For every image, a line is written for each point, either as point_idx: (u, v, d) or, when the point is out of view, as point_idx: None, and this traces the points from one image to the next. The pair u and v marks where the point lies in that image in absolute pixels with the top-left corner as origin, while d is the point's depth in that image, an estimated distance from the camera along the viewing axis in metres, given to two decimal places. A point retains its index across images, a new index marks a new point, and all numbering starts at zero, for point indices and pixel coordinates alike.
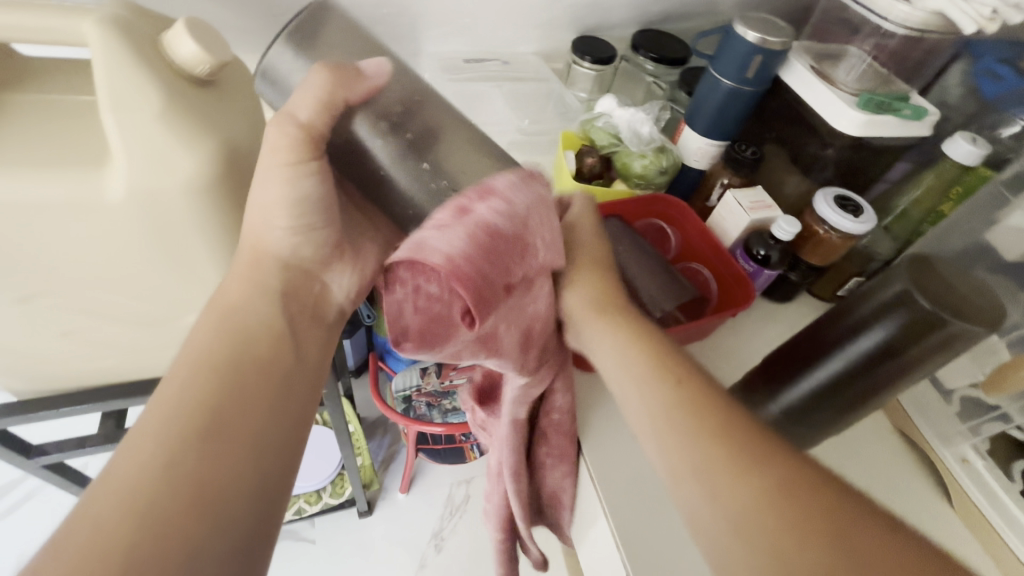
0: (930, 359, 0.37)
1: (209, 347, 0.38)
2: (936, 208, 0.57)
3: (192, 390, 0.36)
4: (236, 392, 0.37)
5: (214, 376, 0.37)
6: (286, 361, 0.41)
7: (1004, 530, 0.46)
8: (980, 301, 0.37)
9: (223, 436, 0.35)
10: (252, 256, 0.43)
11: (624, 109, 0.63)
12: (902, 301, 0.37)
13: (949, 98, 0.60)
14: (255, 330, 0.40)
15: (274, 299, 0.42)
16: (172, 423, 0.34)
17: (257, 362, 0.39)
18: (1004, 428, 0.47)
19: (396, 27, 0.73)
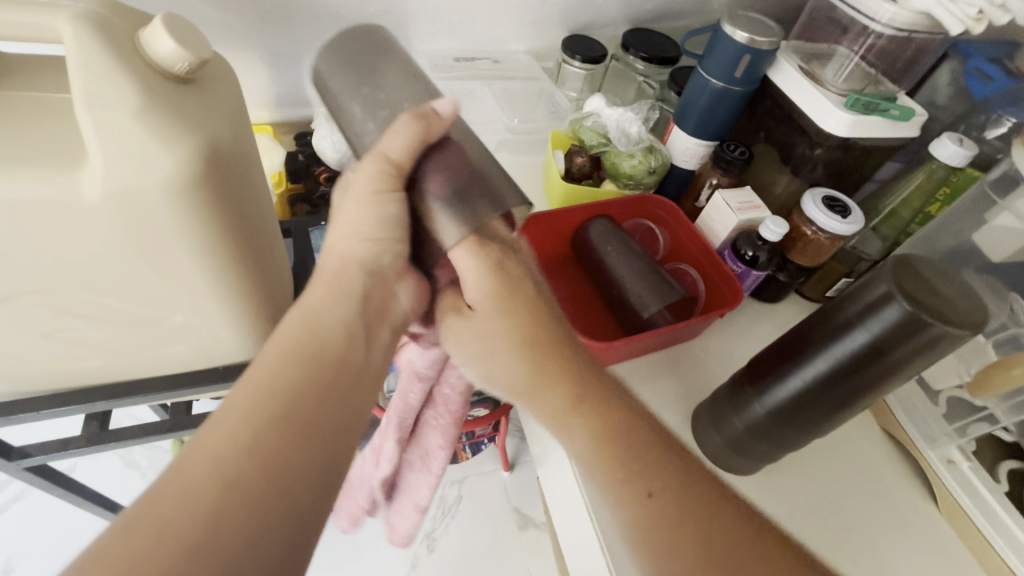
0: (914, 360, 0.37)
1: (294, 337, 0.34)
2: (924, 208, 0.57)
3: (271, 384, 0.32)
4: (315, 390, 0.33)
5: (299, 368, 0.33)
6: (359, 354, 0.36)
7: (989, 530, 0.46)
8: (963, 303, 0.37)
9: (304, 434, 0.31)
10: (338, 265, 0.38)
11: (613, 109, 0.62)
12: (886, 302, 0.37)
13: (939, 97, 0.60)
14: (339, 327, 0.35)
15: (353, 305, 0.37)
16: (256, 412, 0.30)
17: (336, 360, 0.34)
18: (990, 429, 0.48)
19: (385, 25, 0.72)
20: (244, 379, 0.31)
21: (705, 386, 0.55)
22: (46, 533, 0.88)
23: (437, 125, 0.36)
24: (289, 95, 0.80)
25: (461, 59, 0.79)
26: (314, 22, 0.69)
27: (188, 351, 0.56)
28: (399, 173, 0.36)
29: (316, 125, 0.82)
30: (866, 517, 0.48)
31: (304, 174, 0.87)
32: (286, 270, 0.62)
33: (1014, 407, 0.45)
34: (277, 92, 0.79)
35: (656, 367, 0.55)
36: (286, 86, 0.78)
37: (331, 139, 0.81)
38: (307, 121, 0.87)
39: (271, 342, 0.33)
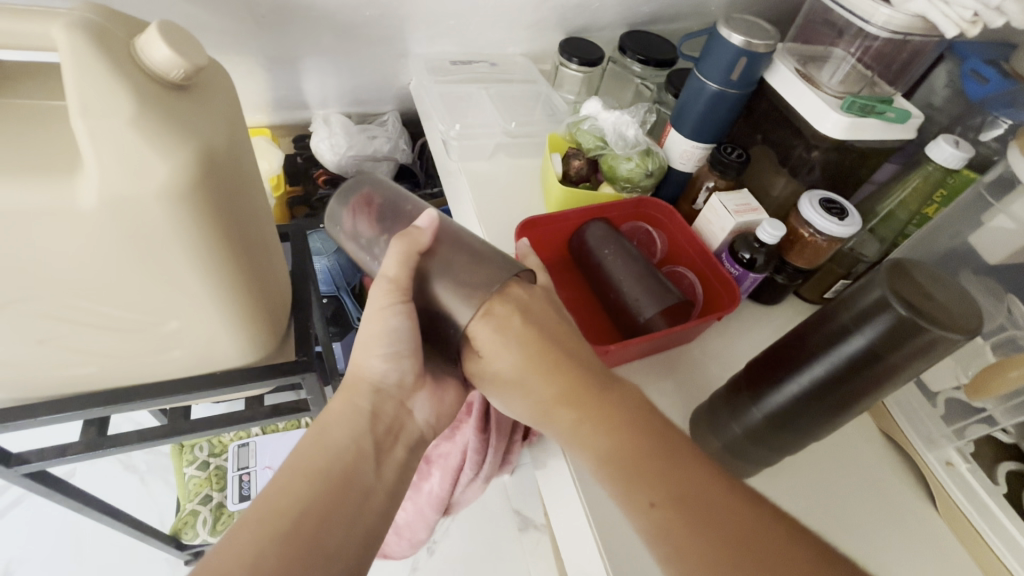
0: (911, 365, 0.37)
1: (308, 457, 0.38)
2: (920, 210, 0.57)
3: (290, 499, 0.35)
4: (327, 501, 0.36)
5: (313, 485, 0.37)
6: (367, 474, 0.40)
7: (988, 532, 0.46)
8: (958, 307, 0.37)
9: (308, 540, 0.34)
10: (351, 383, 0.43)
11: (609, 113, 0.63)
12: (881, 307, 0.37)
13: (936, 99, 0.60)
14: (349, 445, 0.40)
15: (366, 425, 0.42)
16: (272, 520, 0.34)
17: (347, 476, 0.38)
18: (989, 430, 0.48)
19: (381, 29, 0.72)
20: (270, 496, 0.36)
21: (703, 388, 0.55)
22: (46, 537, 0.88)
23: (422, 240, 0.41)
24: (287, 99, 0.81)
25: (458, 63, 0.79)
26: (311, 26, 0.69)
27: (186, 356, 0.56)
28: (403, 286, 0.40)
29: (314, 128, 0.84)
30: (865, 520, 0.48)
31: (303, 177, 0.89)
32: (284, 275, 0.62)
33: (1014, 409, 0.45)
34: (275, 96, 0.79)
35: (654, 370, 0.55)
36: (284, 90, 0.79)
37: (330, 141, 0.82)
38: (305, 125, 0.87)
39: (290, 464, 0.38)
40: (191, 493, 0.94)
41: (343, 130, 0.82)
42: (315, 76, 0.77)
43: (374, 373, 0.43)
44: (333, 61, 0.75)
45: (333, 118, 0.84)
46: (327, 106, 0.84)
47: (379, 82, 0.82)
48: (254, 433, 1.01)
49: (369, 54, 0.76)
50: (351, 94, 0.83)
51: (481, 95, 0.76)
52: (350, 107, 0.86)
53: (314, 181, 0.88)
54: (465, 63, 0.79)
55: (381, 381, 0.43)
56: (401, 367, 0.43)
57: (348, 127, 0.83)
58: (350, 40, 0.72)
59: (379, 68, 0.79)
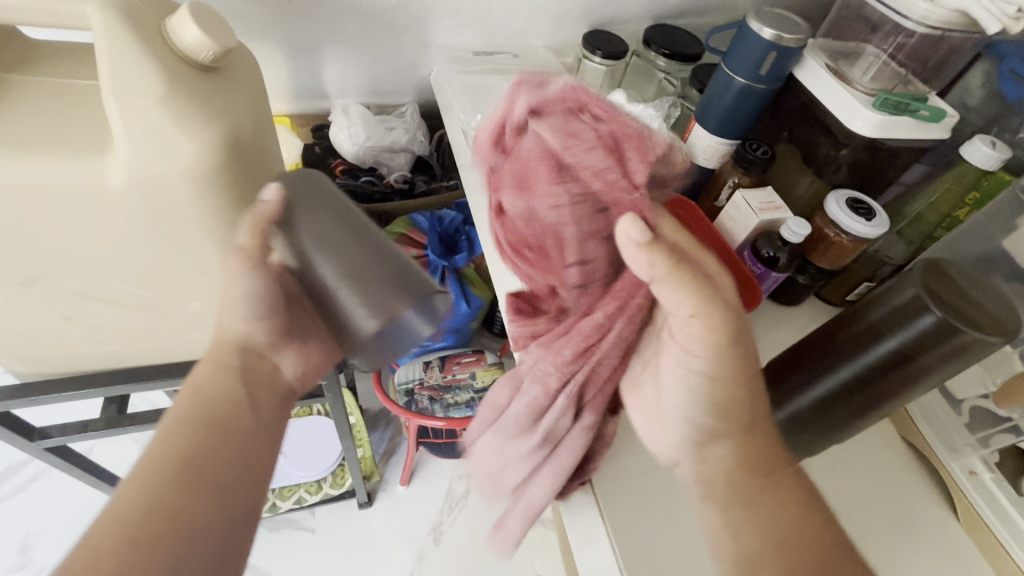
0: (942, 368, 0.36)
1: (186, 407, 0.40)
2: (952, 213, 0.55)
3: (168, 453, 0.37)
4: (212, 450, 0.38)
5: (196, 439, 0.38)
6: (247, 420, 0.41)
7: (1009, 541, 0.45)
8: (995, 309, 0.36)
9: (196, 480, 0.36)
10: (216, 341, 0.43)
11: (633, 106, 0.62)
12: (914, 307, 0.36)
13: (970, 100, 0.58)
14: (224, 398, 0.41)
15: (236, 375, 0.43)
16: (149, 473, 0.36)
17: (226, 423, 0.40)
18: (1016, 440, 0.46)
19: (407, 17, 0.73)
20: (145, 452, 0.37)
21: None
22: (64, 511, 0.90)
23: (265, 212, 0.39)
24: (308, 88, 0.81)
25: (480, 53, 0.78)
26: (336, 13, 0.70)
27: (205, 339, 0.57)
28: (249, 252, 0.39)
29: (333, 117, 0.85)
30: (880, 526, 0.48)
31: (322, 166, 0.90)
32: None
33: None
34: (296, 85, 0.80)
35: None
36: (305, 78, 0.79)
37: (349, 132, 0.84)
38: (325, 114, 0.87)
39: (164, 420, 0.39)
40: None
41: (361, 120, 0.83)
42: (336, 65, 0.78)
43: (239, 334, 0.43)
44: (356, 48, 0.76)
45: (352, 108, 0.84)
46: (347, 95, 0.84)
47: (400, 71, 0.82)
48: None
49: (392, 43, 0.77)
50: (372, 84, 0.83)
51: (503, 87, 0.76)
52: (370, 97, 0.86)
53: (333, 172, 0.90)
54: (488, 54, 0.78)
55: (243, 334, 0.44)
56: (265, 329, 0.43)
57: (366, 116, 0.84)
58: (373, 27, 0.73)
59: (399, 56, 0.79)
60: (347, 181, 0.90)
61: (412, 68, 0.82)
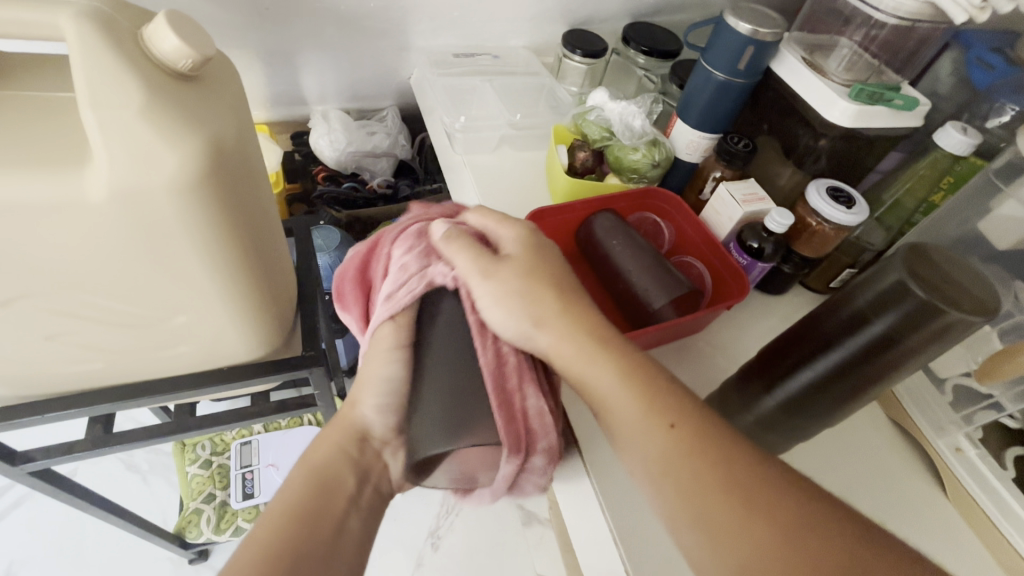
0: (927, 348, 0.37)
1: (286, 501, 0.37)
2: (927, 199, 0.57)
3: (302, 519, 0.36)
4: (334, 525, 0.37)
5: (296, 534, 0.35)
6: (321, 537, 0.36)
7: (997, 515, 0.47)
8: (975, 289, 0.37)
9: (320, 552, 0.35)
10: (341, 431, 0.42)
11: (616, 103, 0.62)
12: (899, 292, 0.37)
13: (940, 87, 0.60)
14: (334, 487, 0.39)
15: (303, 483, 0.38)
16: (275, 547, 0.34)
17: (324, 523, 0.37)
18: (996, 417, 0.48)
19: (385, 21, 0.73)
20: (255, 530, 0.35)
21: (711, 380, 0.55)
22: (49, 536, 0.87)
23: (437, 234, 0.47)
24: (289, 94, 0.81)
25: (460, 55, 0.78)
26: (315, 18, 0.69)
27: (192, 352, 0.56)
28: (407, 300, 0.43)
29: (313, 123, 0.87)
30: (872, 505, 0.49)
31: (302, 173, 0.96)
32: (289, 269, 0.62)
33: (1020, 396, 0.46)
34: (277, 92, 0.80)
35: (662, 361, 0.56)
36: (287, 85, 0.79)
37: (328, 138, 0.87)
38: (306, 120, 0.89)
39: (269, 511, 0.36)
40: (194, 490, 0.93)
41: (341, 125, 0.87)
42: (316, 71, 0.79)
43: (359, 423, 0.42)
44: (336, 53, 0.76)
45: (331, 114, 0.87)
46: (327, 102, 0.87)
47: (380, 75, 0.83)
48: (257, 431, 1.00)
49: (372, 47, 0.76)
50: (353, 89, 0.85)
51: (484, 87, 0.76)
52: (349, 103, 0.88)
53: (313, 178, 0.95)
54: (468, 56, 0.79)
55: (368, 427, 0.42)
56: (387, 421, 0.42)
57: (346, 122, 0.87)
58: (352, 31, 0.73)
59: (380, 61, 0.79)
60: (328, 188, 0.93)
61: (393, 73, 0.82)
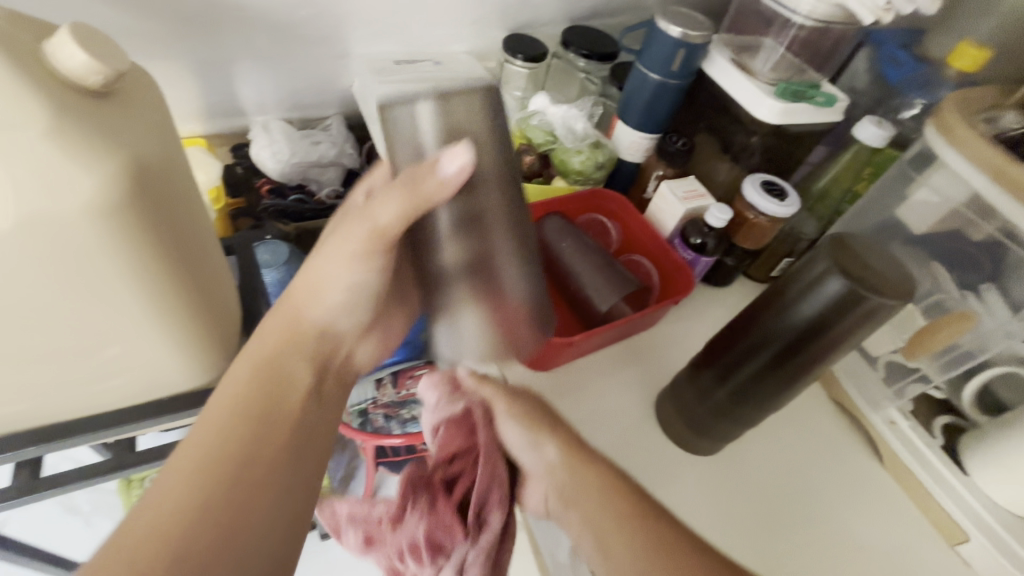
0: (857, 331, 0.39)
1: (235, 398, 0.39)
2: (852, 188, 0.60)
3: (243, 418, 0.38)
4: (270, 436, 0.38)
5: (242, 431, 0.37)
6: (267, 440, 0.38)
7: (929, 480, 0.50)
8: (896, 273, 0.39)
9: (266, 451, 0.37)
10: (293, 317, 0.43)
11: (557, 107, 0.64)
12: (827, 281, 0.38)
13: (859, 83, 0.63)
14: (285, 388, 0.40)
15: (255, 372, 0.40)
16: (210, 455, 0.36)
17: (271, 421, 0.39)
18: (925, 388, 0.52)
19: (319, 29, 0.71)
20: (192, 438, 0.36)
21: (665, 374, 0.56)
22: None
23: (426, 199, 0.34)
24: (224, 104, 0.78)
25: (401, 62, 0.77)
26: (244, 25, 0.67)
27: (127, 385, 0.53)
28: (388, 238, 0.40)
29: (254, 135, 0.84)
30: (819, 482, 0.52)
31: (245, 189, 0.88)
32: (230, 290, 0.59)
33: (945, 365, 0.50)
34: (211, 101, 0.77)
35: (618, 359, 0.56)
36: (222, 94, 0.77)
37: (271, 149, 0.84)
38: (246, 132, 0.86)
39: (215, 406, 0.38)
40: None
41: (284, 136, 0.84)
42: (252, 80, 0.76)
43: (321, 320, 0.44)
44: (270, 62, 0.74)
45: (273, 125, 0.85)
46: (267, 112, 0.85)
47: (321, 83, 0.82)
48: None
49: (308, 56, 0.75)
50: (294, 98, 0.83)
51: (427, 94, 0.75)
52: (291, 112, 0.86)
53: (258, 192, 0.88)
54: (408, 62, 0.76)
55: (328, 324, 0.44)
56: (353, 317, 0.46)
57: (290, 133, 0.85)
58: (285, 40, 0.71)
59: (318, 69, 0.78)
60: (274, 202, 0.87)
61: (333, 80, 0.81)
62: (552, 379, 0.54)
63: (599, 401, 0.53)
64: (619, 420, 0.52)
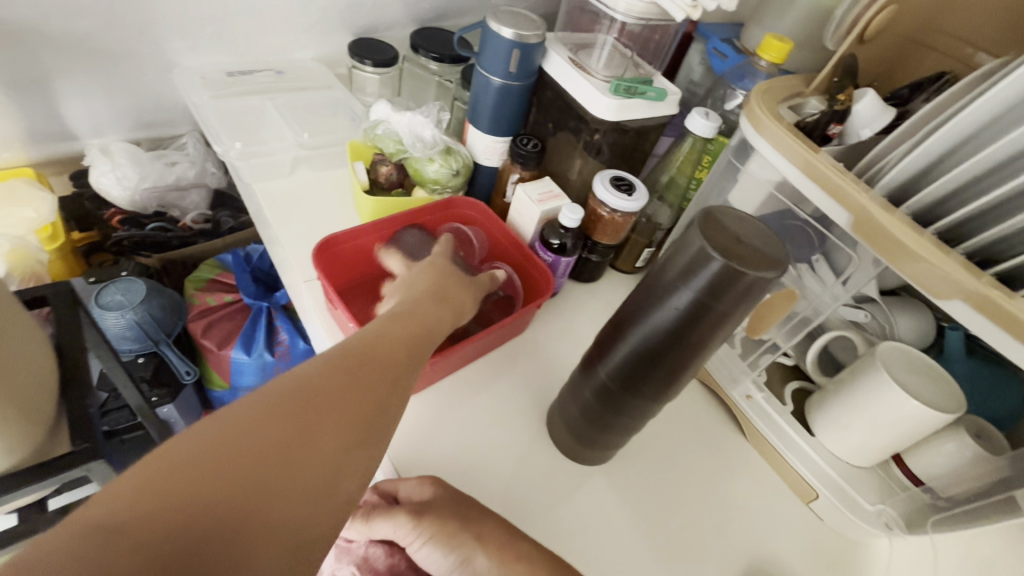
0: (737, 310, 0.35)
1: (346, 366, 0.34)
2: (694, 175, 0.63)
3: (364, 371, 0.35)
4: (389, 384, 0.36)
5: (342, 410, 0.32)
6: (350, 429, 0.32)
7: (779, 445, 0.54)
8: (760, 243, 0.34)
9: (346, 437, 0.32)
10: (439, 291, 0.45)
11: (400, 115, 0.61)
12: (700, 260, 0.34)
13: (695, 76, 0.68)
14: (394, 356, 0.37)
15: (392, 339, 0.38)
16: (300, 431, 0.30)
17: (360, 412, 0.33)
18: (773, 357, 0.55)
19: (129, 39, 0.64)
20: (304, 388, 0.32)
21: (540, 377, 0.56)
22: None
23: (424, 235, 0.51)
24: (46, 129, 0.70)
25: (236, 73, 0.71)
26: (46, 34, 0.60)
27: None
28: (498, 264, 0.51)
29: (90, 160, 0.74)
30: (691, 461, 0.54)
31: (94, 221, 0.81)
32: (41, 351, 0.50)
33: (789, 330, 0.54)
34: (28, 126, 0.69)
35: (495, 369, 0.56)
36: (40, 118, 0.68)
37: (115, 175, 0.75)
38: (72, 158, 0.76)
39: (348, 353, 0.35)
40: None
41: (128, 158, 0.75)
42: (78, 100, 0.69)
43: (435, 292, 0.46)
44: (92, 81, 0.67)
45: (113, 147, 0.75)
46: (105, 135, 0.75)
47: (158, 99, 0.74)
48: None
49: (126, 70, 0.68)
50: (132, 117, 0.75)
51: (268, 107, 0.70)
52: (137, 132, 0.77)
53: (108, 224, 0.81)
54: (245, 73, 0.72)
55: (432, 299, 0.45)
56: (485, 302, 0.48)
57: (135, 155, 0.76)
58: (92, 51, 0.64)
59: (145, 84, 0.71)
60: (128, 234, 0.82)
61: (166, 93, 0.74)
62: (420, 403, 0.52)
63: (478, 415, 0.52)
64: (502, 437, 0.52)
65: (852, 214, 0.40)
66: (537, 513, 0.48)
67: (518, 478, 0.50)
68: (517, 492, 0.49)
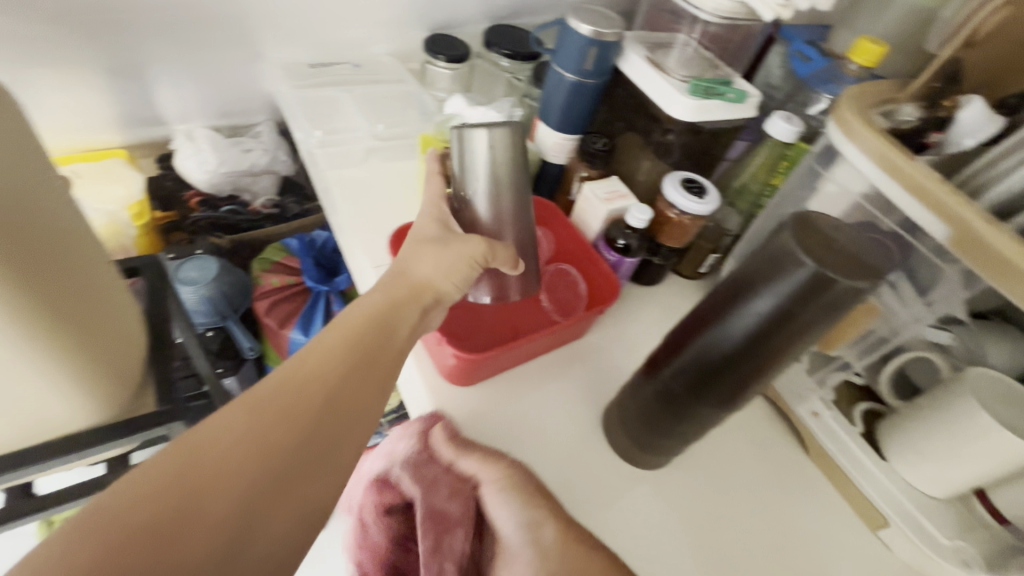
0: (823, 321, 0.33)
1: (323, 358, 0.38)
2: (768, 181, 0.61)
3: (342, 361, 0.38)
4: (361, 378, 0.39)
5: (321, 402, 0.36)
6: (329, 419, 0.36)
7: (847, 465, 0.52)
8: (862, 253, 0.32)
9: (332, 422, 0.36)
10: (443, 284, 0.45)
11: (472, 109, 0.62)
12: (789, 266, 0.33)
13: (774, 79, 0.65)
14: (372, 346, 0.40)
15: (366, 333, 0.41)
16: (289, 419, 0.34)
17: (341, 402, 0.37)
18: (845, 375, 0.53)
19: (223, 31, 0.69)
20: (290, 382, 0.36)
21: (596, 377, 0.56)
22: None
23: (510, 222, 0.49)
24: (140, 114, 0.76)
25: (318, 65, 0.75)
26: (149, 26, 0.65)
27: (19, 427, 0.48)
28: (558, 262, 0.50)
29: (177, 145, 0.80)
30: (748, 475, 0.53)
31: (175, 202, 0.86)
32: (134, 316, 0.55)
33: (864, 349, 0.52)
34: (125, 109, 0.74)
35: (550, 365, 0.56)
36: (139, 104, 0.75)
37: (197, 159, 0.80)
38: (163, 141, 0.82)
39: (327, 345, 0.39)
40: None
41: (210, 144, 0.80)
42: (171, 88, 0.74)
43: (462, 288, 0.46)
44: (187, 70, 0.72)
45: (197, 132, 0.81)
46: (190, 120, 0.80)
47: (243, 88, 0.79)
48: None
49: (218, 59, 0.73)
50: (218, 105, 0.80)
51: (345, 98, 0.73)
52: (218, 119, 0.82)
53: (188, 205, 0.86)
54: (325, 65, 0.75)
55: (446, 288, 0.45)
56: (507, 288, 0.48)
57: (216, 141, 0.81)
58: (190, 42, 0.69)
59: (233, 73, 0.76)
60: (206, 214, 0.87)
61: (251, 83, 0.78)
62: (478, 393, 0.52)
63: (533, 408, 0.53)
64: (556, 432, 0.52)
65: (950, 228, 0.38)
66: (586, 511, 0.48)
67: (569, 475, 0.50)
68: (568, 489, 0.49)
